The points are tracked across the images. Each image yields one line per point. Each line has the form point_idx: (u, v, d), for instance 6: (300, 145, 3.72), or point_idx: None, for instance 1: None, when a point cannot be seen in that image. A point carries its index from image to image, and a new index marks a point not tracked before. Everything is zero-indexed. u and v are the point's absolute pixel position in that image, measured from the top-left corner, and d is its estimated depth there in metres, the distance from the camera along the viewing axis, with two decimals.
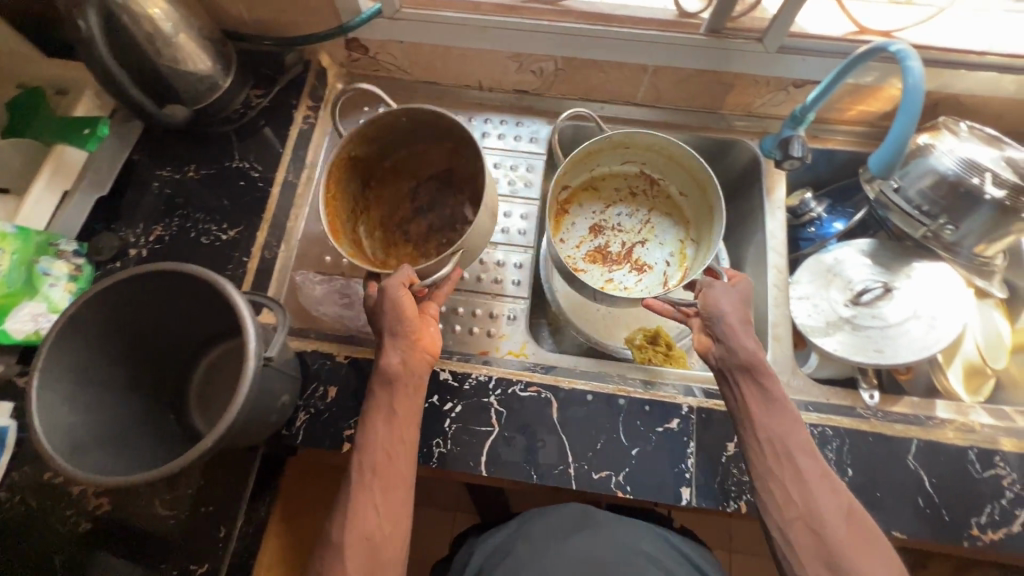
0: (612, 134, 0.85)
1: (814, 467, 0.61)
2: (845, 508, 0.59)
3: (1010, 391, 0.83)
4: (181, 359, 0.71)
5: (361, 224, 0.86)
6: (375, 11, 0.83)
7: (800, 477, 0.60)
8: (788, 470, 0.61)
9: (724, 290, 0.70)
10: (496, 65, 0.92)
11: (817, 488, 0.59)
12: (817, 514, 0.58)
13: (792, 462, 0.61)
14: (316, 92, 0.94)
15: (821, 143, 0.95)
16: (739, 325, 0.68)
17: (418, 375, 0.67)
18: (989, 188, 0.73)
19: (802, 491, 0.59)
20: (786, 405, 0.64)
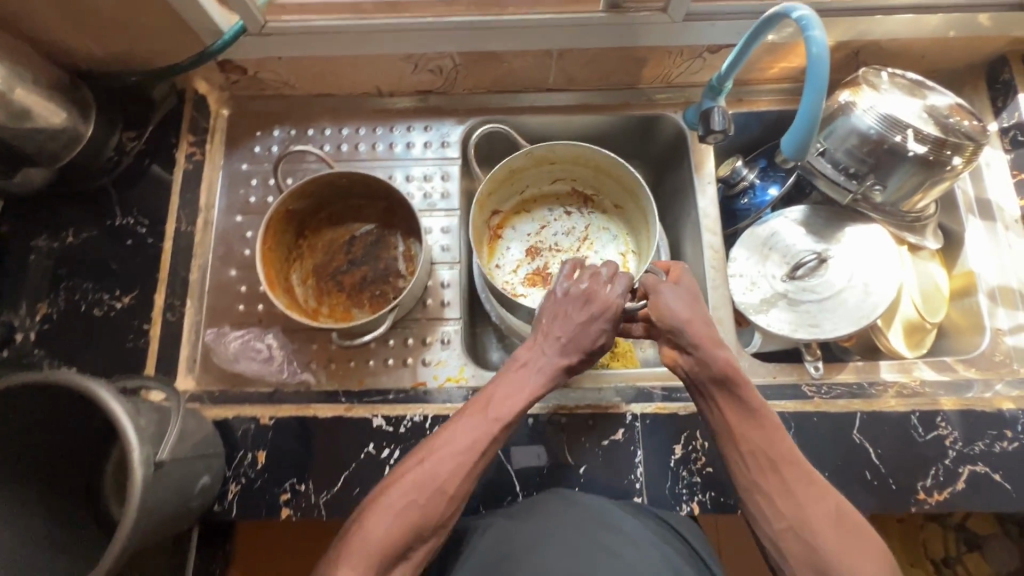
0: (529, 147, 0.82)
1: (802, 478, 0.59)
2: (837, 517, 0.57)
3: (952, 338, 0.85)
4: (86, 449, 0.66)
5: (296, 269, 0.82)
6: (239, 28, 0.74)
7: (790, 493, 0.59)
8: (777, 482, 0.60)
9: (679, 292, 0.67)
10: (390, 69, 0.84)
11: (807, 499, 0.58)
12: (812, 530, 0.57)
13: (783, 480, 0.59)
14: (198, 124, 0.85)
15: (747, 106, 0.91)
16: (703, 331, 0.65)
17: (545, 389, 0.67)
18: (910, 144, 0.71)
19: (791, 502, 0.58)
20: (767, 412, 0.63)
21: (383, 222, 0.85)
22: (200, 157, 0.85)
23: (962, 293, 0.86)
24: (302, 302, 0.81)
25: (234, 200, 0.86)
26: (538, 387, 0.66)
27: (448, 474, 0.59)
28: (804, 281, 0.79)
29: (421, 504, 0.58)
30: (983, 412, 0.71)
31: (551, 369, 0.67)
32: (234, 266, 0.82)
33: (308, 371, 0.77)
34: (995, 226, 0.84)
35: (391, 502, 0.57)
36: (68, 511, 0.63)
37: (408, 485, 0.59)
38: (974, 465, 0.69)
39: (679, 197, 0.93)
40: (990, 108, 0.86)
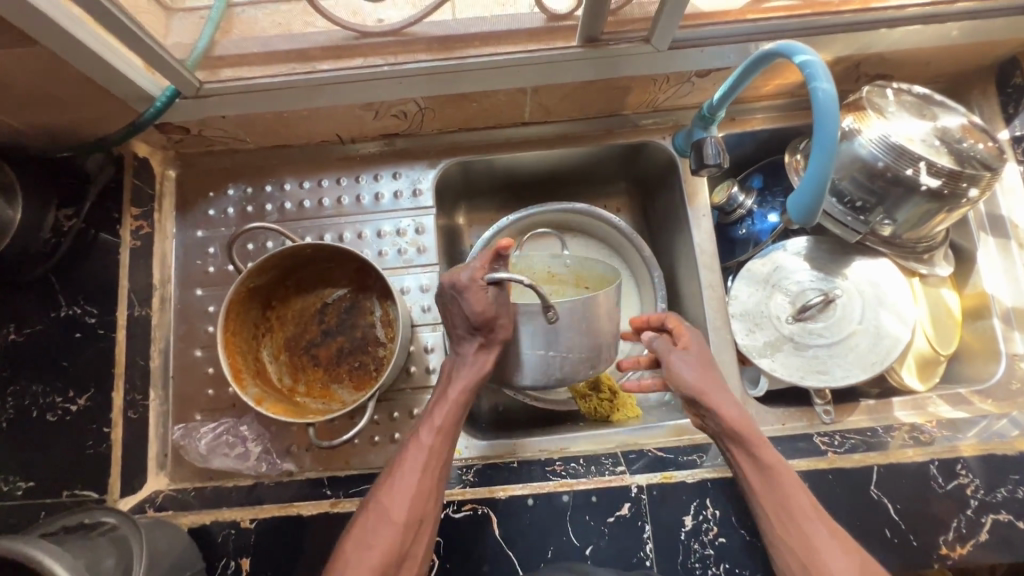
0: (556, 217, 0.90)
1: (821, 530, 0.57)
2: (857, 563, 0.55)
3: (964, 363, 0.81)
4: None
5: (265, 345, 0.76)
6: (171, 92, 0.67)
7: (813, 548, 0.56)
8: (795, 535, 0.57)
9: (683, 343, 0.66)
10: (349, 118, 0.76)
11: (827, 553, 0.55)
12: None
13: (804, 533, 0.57)
14: (142, 192, 0.77)
15: (739, 126, 0.84)
16: (710, 388, 0.62)
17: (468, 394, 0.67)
18: (923, 178, 0.65)
19: (812, 558, 0.55)
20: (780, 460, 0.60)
21: (356, 286, 0.78)
22: (148, 229, 0.77)
23: (974, 314, 0.81)
24: (276, 380, 0.75)
25: (192, 273, 0.79)
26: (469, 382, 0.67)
27: (399, 505, 0.59)
28: (809, 321, 0.75)
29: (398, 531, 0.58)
30: (1003, 455, 0.68)
31: (472, 348, 0.67)
32: (199, 346, 0.77)
33: (289, 459, 0.73)
34: (1009, 245, 0.79)
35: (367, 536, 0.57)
36: None
37: (383, 516, 0.58)
38: (997, 514, 0.66)
39: (671, 228, 0.88)
40: (1000, 115, 0.79)
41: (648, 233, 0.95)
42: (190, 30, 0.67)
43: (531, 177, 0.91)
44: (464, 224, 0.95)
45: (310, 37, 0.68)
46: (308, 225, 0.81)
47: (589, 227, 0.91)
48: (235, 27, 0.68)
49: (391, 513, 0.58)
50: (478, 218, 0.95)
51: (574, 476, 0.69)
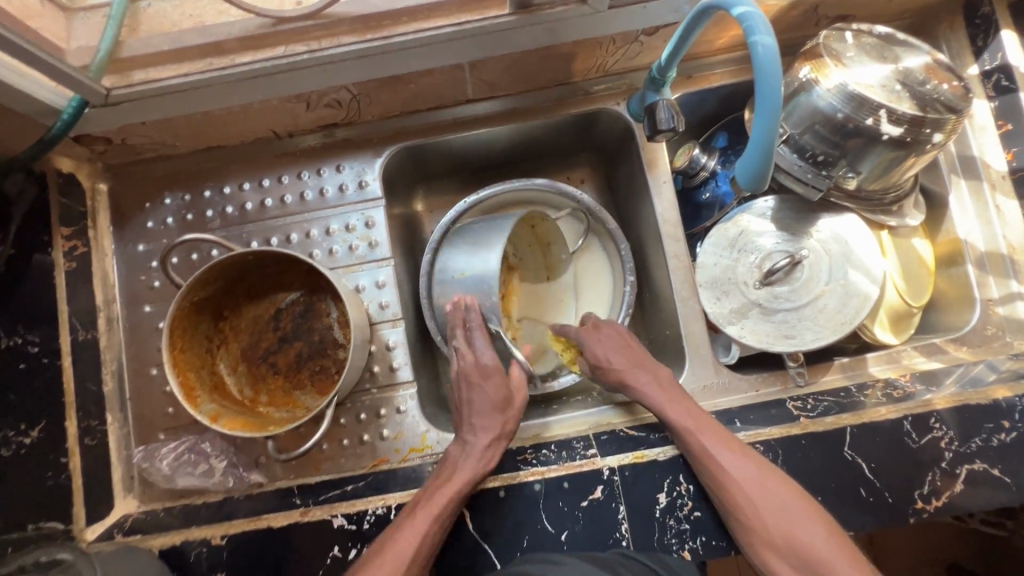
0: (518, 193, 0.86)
1: (782, 488, 0.60)
2: (843, 548, 0.57)
3: (940, 312, 0.79)
4: None
5: (221, 358, 0.73)
6: (78, 103, 0.61)
7: (794, 531, 0.58)
8: (760, 514, 0.60)
9: (623, 355, 0.72)
10: (280, 112, 0.72)
11: (788, 509, 0.59)
12: (824, 564, 0.56)
13: (786, 517, 0.59)
14: (70, 210, 0.73)
15: (697, 83, 0.79)
16: (629, 368, 0.71)
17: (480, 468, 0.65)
18: (885, 127, 0.61)
19: (776, 517, 0.59)
20: (734, 442, 0.64)
21: (310, 288, 0.76)
22: (83, 248, 0.73)
23: (948, 261, 0.79)
24: (236, 393, 0.73)
25: (137, 290, 0.76)
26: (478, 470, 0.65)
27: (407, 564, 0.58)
28: (776, 285, 0.72)
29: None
30: (977, 405, 0.66)
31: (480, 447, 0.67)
32: (155, 364, 0.75)
33: (258, 470, 0.73)
34: (981, 187, 0.76)
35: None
36: None
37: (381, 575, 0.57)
38: (972, 464, 0.65)
39: (634, 198, 0.84)
40: (969, 49, 0.75)
41: (612, 204, 0.91)
42: (93, 30, 0.62)
43: (485, 156, 0.87)
44: (423, 211, 0.91)
45: (224, 28, 0.63)
46: (252, 228, 0.77)
47: (550, 200, 0.87)
48: (142, 25, 0.63)
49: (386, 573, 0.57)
50: (437, 202, 0.92)
51: (544, 463, 0.68)
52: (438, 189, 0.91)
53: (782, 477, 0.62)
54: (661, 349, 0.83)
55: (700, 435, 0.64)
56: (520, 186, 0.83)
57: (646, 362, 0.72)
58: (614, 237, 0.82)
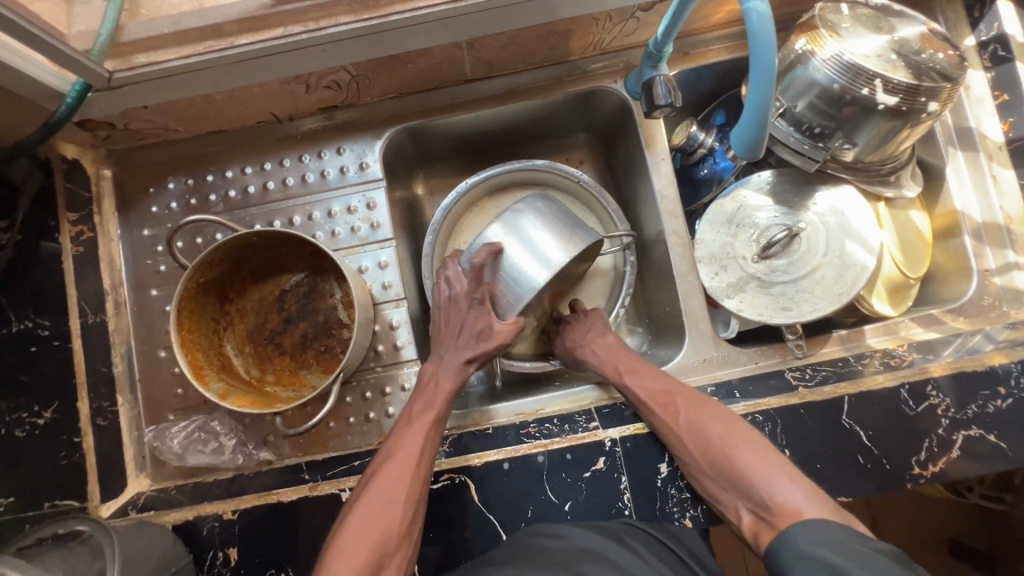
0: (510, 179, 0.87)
1: (713, 416, 0.64)
2: (774, 461, 0.60)
3: (937, 284, 0.80)
4: None
5: (228, 339, 0.74)
6: (81, 87, 0.62)
7: (718, 458, 0.61)
8: (695, 441, 0.64)
9: (580, 327, 0.79)
10: (280, 94, 0.72)
11: (718, 431, 0.63)
12: (752, 482, 0.59)
13: (711, 445, 0.62)
14: (75, 195, 0.74)
15: (694, 60, 0.80)
16: (589, 342, 0.77)
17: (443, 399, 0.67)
18: (880, 96, 0.62)
19: (709, 441, 0.63)
20: (663, 380, 0.69)
21: (313, 269, 0.77)
22: (90, 233, 0.74)
23: (945, 233, 0.79)
24: (243, 373, 0.74)
25: (143, 274, 0.77)
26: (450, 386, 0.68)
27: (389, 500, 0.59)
28: (773, 258, 0.73)
29: (398, 510, 0.59)
30: (973, 372, 0.67)
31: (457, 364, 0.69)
32: (163, 346, 0.76)
33: (267, 448, 0.74)
34: (978, 158, 0.76)
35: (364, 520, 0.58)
36: None
37: (369, 496, 0.59)
38: (968, 430, 0.66)
39: (633, 176, 0.85)
40: (964, 20, 0.75)
41: (611, 183, 0.92)
42: (94, 14, 0.61)
43: (484, 137, 0.87)
44: (423, 194, 0.92)
45: (222, 10, 0.61)
46: (255, 211, 0.78)
47: (551, 180, 0.87)
48: (143, 9, 0.62)
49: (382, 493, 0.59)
50: (437, 185, 0.93)
51: (546, 435, 0.69)
52: (438, 172, 0.92)
53: (713, 404, 0.66)
54: (661, 326, 0.84)
55: (633, 380, 0.71)
56: (520, 167, 0.84)
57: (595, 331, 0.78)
58: (613, 216, 0.82)
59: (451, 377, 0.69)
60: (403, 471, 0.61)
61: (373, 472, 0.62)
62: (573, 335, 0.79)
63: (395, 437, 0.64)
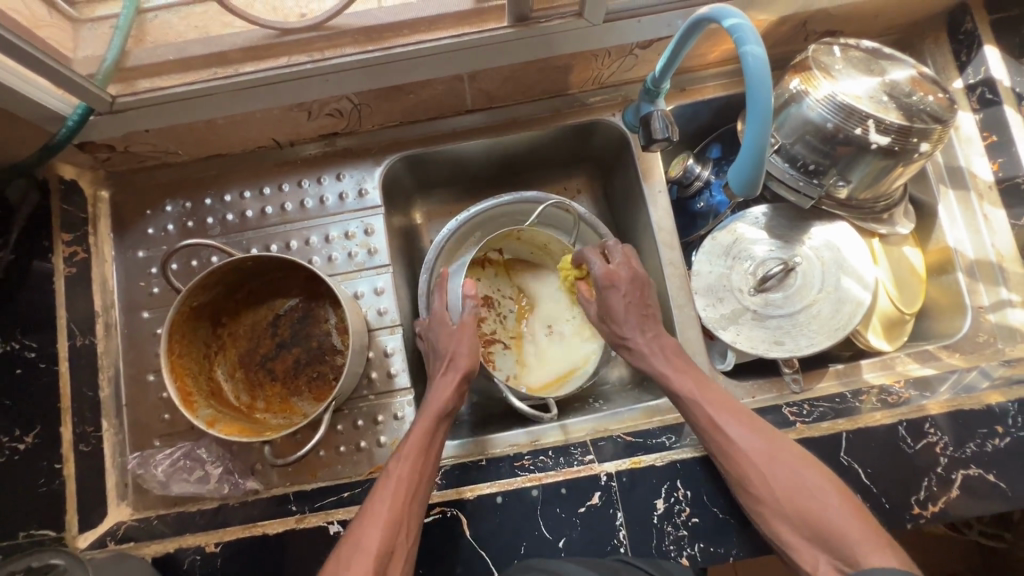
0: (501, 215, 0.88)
1: (807, 463, 0.60)
2: (870, 522, 0.55)
3: (931, 319, 0.81)
4: None
5: (219, 364, 0.73)
6: (84, 109, 0.63)
7: (804, 507, 0.57)
8: (779, 483, 0.59)
9: (631, 304, 0.70)
10: (281, 121, 0.73)
11: (812, 481, 0.58)
12: (839, 537, 0.55)
13: (799, 492, 0.58)
14: (70, 215, 0.73)
15: (689, 96, 0.81)
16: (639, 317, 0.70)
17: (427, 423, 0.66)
18: (873, 137, 0.63)
19: (795, 484, 0.58)
20: (744, 416, 0.64)
21: (308, 294, 0.76)
22: (83, 254, 0.74)
23: (939, 269, 0.80)
24: (233, 400, 0.73)
25: (135, 295, 0.76)
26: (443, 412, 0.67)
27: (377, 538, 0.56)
28: (770, 291, 0.73)
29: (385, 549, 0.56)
30: (972, 410, 0.67)
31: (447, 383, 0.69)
32: (151, 370, 0.75)
33: (254, 477, 0.72)
34: (968, 197, 0.77)
35: (353, 554, 0.55)
36: None
37: (367, 527, 0.57)
38: (967, 469, 0.65)
39: (629, 207, 0.86)
40: (953, 64, 0.77)
41: (608, 212, 0.92)
42: (99, 41, 0.62)
43: (483, 166, 0.88)
44: (421, 223, 0.93)
45: (228, 39, 0.64)
46: (253, 235, 0.78)
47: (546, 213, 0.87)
48: (149, 35, 0.64)
49: (374, 542, 0.56)
50: (436, 213, 0.94)
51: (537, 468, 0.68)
52: (437, 199, 0.93)
53: (795, 448, 0.61)
54: None
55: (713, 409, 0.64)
56: (517, 198, 0.85)
57: (653, 323, 0.70)
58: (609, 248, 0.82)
59: (441, 405, 0.67)
60: (396, 507, 0.59)
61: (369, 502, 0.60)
62: (620, 312, 0.70)
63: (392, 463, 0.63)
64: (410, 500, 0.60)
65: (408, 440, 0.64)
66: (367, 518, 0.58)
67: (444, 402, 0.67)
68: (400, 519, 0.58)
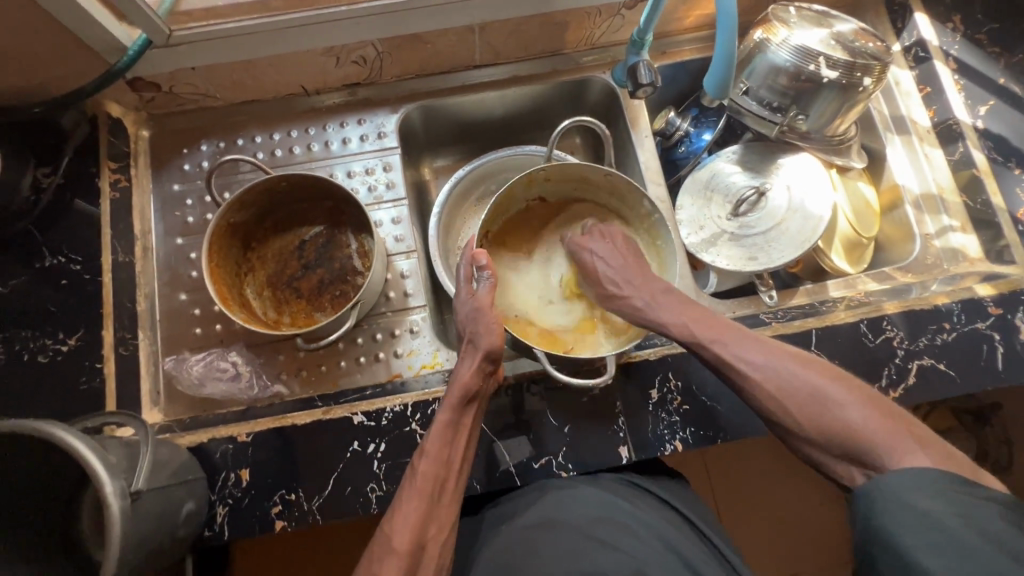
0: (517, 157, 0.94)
1: (831, 382, 0.61)
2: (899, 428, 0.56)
3: (887, 251, 0.91)
4: None
5: (248, 283, 0.80)
6: (143, 42, 0.70)
7: (830, 423, 0.58)
8: (812, 408, 0.60)
9: (620, 261, 0.78)
10: (312, 66, 0.82)
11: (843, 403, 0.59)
12: (869, 446, 0.56)
13: (826, 412, 0.59)
14: (116, 148, 0.81)
15: (670, 57, 0.93)
16: (632, 262, 0.78)
17: (453, 410, 0.66)
18: (824, 71, 0.74)
19: (823, 409, 0.59)
20: (775, 348, 0.65)
21: (331, 222, 0.83)
22: (126, 182, 0.81)
23: (891, 207, 0.91)
24: (261, 315, 0.79)
25: (171, 223, 0.82)
26: (472, 392, 0.67)
27: (408, 531, 0.58)
28: (745, 216, 0.84)
29: (418, 541, 0.58)
30: (923, 310, 0.77)
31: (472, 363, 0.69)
32: (183, 290, 0.80)
33: (280, 383, 0.77)
34: (911, 140, 0.89)
35: (385, 554, 0.57)
36: None
37: (402, 519, 0.59)
38: (921, 360, 0.74)
39: (620, 156, 0.95)
40: (891, 30, 0.91)
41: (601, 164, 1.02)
42: None
43: (489, 122, 0.98)
44: (430, 178, 1.01)
45: None
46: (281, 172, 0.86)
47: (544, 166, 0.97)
48: None
49: (403, 541, 0.57)
50: (444, 169, 1.02)
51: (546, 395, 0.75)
52: (447, 154, 1.02)
53: (823, 368, 0.63)
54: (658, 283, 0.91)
55: (726, 345, 0.66)
56: (517, 151, 0.95)
57: (644, 279, 0.76)
58: None
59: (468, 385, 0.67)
60: (424, 499, 0.61)
61: (400, 492, 0.62)
62: (613, 269, 0.78)
63: (419, 453, 0.64)
64: (440, 489, 0.62)
65: (431, 435, 0.65)
66: (398, 513, 0.59)
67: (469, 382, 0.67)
68: (430, 512, 0.60)
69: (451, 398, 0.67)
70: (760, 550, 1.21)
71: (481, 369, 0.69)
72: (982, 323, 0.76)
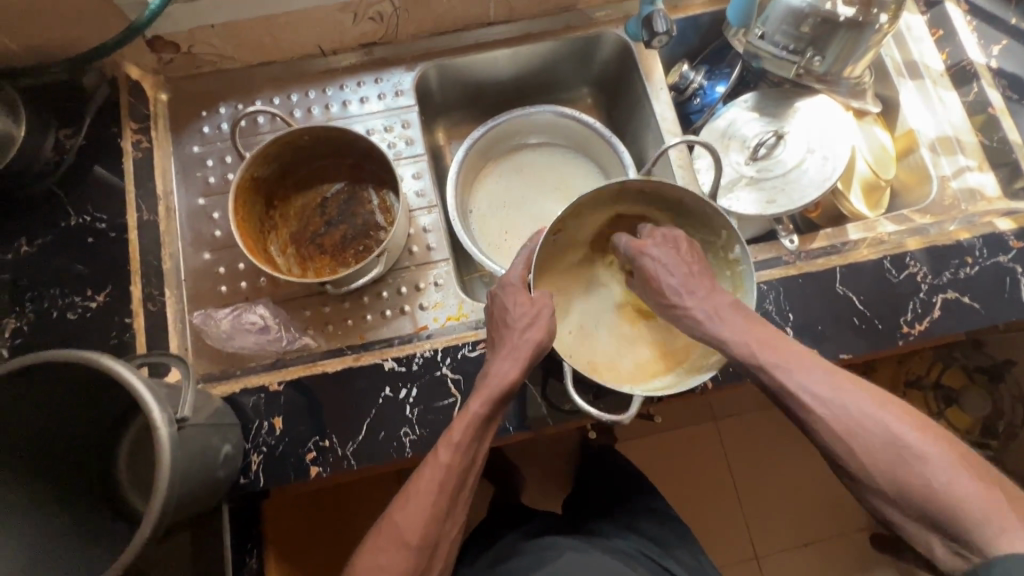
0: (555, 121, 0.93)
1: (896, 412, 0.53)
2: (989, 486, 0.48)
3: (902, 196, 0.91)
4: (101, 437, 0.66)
5: (272, 241, 0.80)
6: None
7: (913, 473, 0.50)
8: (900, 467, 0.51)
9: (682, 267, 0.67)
10: (329, 23, 0.83)
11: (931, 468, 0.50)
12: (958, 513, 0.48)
13: (907, 473, 0.51)
14: (137, 109, 0.81)
15: (682, 10, 0.93)
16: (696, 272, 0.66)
17: (484, 404, 0.63)
18: (840, 10, 0.74)
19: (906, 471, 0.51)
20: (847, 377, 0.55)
21: (352, 179, 0.84)
22: (147, 143, 0.81)
23: (907, 152, 0.91)
24: (286, 271, 0.80)
25: (193, 184, 0.82)
26: (509, 386, 0.64)
27: (416, 524, 0.58)
28: (765, 159, 0.84)
29: (426, 534, 0.58)
30: (945, 245, 0.77)
31: (521, 350, 0.66)
32: (206, 249, 0.80)
33: (309, 335, 0.77)
34: (924, 83, 0.89)
35: (396, 547, 0.57)
36: (81, 503, 0.64)
37: (414, 511, 0.58)
38: (946, 294, 0.75)
39: (636, 112, 0.96)
40: None
41: (616, 123, 1.02)
42: None
43: (502, 82, 0.98)
44: (444, 142, 1.01)
45: None
46: None
47: (559, 127, 0.96)
48: None
49: (414, 534, 0.58)
50: (456, 133, 1.02)
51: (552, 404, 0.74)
52: (461, 117, 1.02)
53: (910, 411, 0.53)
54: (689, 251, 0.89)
55: (789, 373, 0.56)
56: (534, 110, 0.93)
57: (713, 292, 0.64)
58: (614, 145, 0.90)
59: (505, 378, 0.64)
60: (439, 495, 0.59)
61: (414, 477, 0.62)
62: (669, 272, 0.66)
63: (440, 441, 0.62)
64: (457, 483, 0.61)
65: (457, 425, 0.62)
66: (410, 505, 0.59)
67: (506, 376, 0.64)
68: (447, 504, 0.60)
69: (485, 390, 0.64)
70: (777, 520, 1.21)
71: (523, 362, 0.65)
72: (1004, 256, 0.76)
